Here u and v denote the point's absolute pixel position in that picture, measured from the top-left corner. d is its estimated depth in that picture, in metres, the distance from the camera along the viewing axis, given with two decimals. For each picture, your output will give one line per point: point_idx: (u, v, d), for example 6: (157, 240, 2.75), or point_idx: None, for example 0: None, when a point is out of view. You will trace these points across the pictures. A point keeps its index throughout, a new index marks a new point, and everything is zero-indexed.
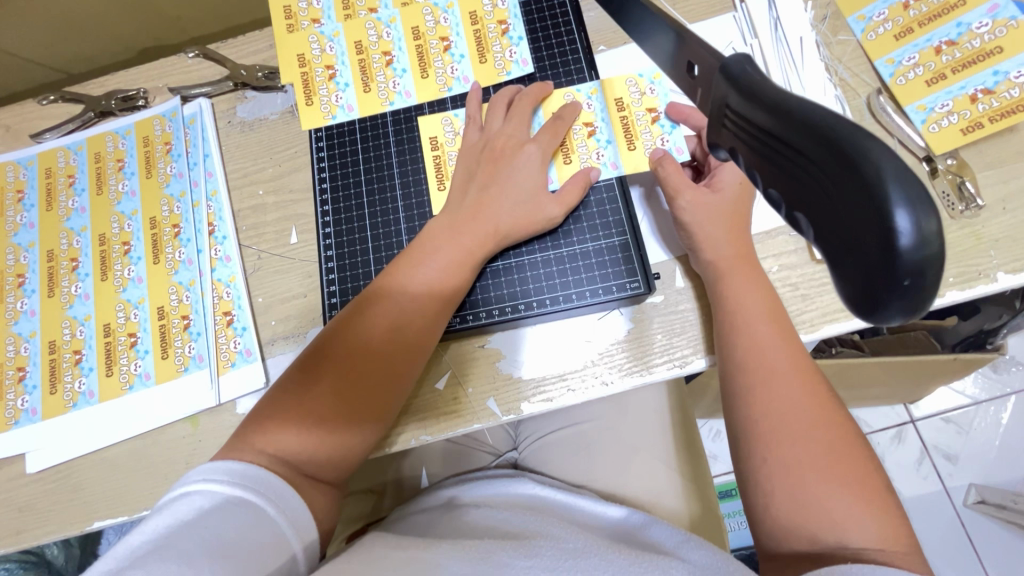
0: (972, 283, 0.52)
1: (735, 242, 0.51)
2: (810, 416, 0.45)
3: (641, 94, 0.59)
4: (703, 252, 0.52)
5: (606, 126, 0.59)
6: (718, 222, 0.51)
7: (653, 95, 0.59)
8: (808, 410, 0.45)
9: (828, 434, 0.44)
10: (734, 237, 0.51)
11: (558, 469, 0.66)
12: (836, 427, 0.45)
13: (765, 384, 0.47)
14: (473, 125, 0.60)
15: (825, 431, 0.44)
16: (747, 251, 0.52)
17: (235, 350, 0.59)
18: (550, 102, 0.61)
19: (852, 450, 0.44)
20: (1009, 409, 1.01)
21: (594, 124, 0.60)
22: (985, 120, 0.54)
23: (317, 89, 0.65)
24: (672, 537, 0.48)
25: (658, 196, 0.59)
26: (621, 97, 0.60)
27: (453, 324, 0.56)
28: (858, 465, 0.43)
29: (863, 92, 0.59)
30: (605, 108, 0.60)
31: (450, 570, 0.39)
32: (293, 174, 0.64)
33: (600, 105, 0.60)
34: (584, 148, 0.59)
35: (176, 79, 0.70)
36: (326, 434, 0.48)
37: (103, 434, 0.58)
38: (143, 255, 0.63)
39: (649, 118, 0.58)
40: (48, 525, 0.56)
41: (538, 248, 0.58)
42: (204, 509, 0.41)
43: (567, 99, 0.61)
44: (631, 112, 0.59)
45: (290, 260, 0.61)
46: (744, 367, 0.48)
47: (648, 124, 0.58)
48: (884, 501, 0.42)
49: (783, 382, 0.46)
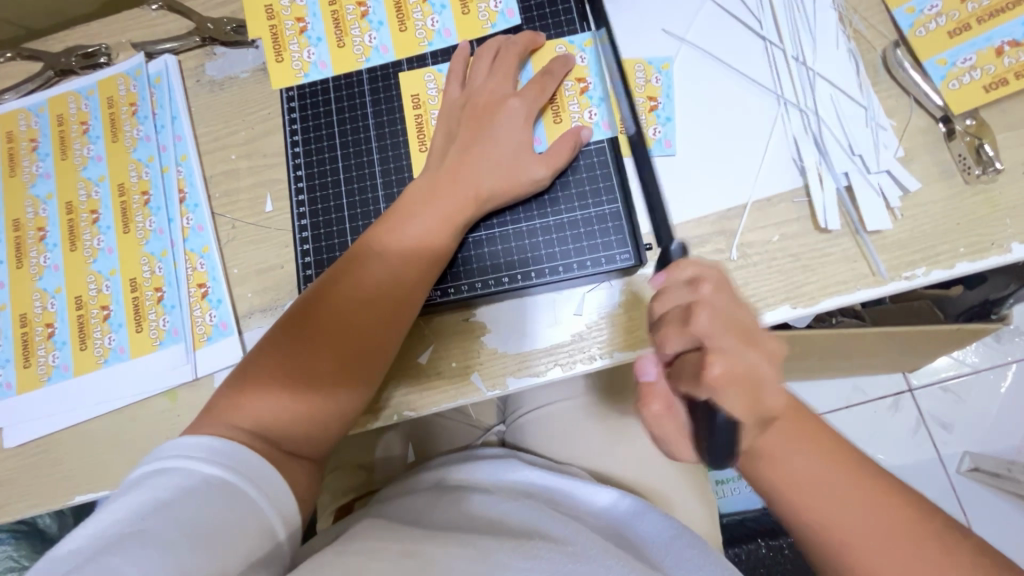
0: (984, 253, 0.49)
1: (747, 407, 0.36)
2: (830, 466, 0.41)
3: (646, 81, 0.55)
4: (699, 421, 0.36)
5: (599, 82, 0.56)
6: (719, 389, 0.35)
7: (656, 85, 0.55)
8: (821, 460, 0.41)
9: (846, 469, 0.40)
10: (746, 399, 0.36)
11: (546, 446, 0.65)
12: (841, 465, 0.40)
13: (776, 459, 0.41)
14: (456, 80, 0.56)
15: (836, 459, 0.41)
16: (755, 408, 0.37)
17: (211, 323, 0.57)
18: (540, 55, 0.57)
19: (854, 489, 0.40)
20: (1009, 378, 0.99)
21: (587, 80, 0.56)
22: (1010, 75, 0.50)
23: (288, 43, 0.60)
24: (663, 532, 0.51)
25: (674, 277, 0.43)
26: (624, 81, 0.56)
27: (434, 297, 0.54)
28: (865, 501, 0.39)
29: (880, 45, 0.54)
30: (602, 61, 0.56)
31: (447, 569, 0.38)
32: (266, 137, 0.61)
33: (594, 59, 0.56)
34: (576, 107, 0.55)
35: (139, 34, 0.65)
36: (301, 408, 0.46)
37: (80, 409, 0.57)
38: (112, 224, 0.60)
39: (648, 107, 0.55)
40: (30, 500, 0.55)
41: (523, 216, 0.55)
42: (183, 487, 0.39)
43: (558, 51, 0.57)
44: (632, 77, 0.55)
45: (265, 229, 0.59)
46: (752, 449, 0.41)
47: (646, 112, 0.55)
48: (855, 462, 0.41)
49: (782, 428, 0.41)
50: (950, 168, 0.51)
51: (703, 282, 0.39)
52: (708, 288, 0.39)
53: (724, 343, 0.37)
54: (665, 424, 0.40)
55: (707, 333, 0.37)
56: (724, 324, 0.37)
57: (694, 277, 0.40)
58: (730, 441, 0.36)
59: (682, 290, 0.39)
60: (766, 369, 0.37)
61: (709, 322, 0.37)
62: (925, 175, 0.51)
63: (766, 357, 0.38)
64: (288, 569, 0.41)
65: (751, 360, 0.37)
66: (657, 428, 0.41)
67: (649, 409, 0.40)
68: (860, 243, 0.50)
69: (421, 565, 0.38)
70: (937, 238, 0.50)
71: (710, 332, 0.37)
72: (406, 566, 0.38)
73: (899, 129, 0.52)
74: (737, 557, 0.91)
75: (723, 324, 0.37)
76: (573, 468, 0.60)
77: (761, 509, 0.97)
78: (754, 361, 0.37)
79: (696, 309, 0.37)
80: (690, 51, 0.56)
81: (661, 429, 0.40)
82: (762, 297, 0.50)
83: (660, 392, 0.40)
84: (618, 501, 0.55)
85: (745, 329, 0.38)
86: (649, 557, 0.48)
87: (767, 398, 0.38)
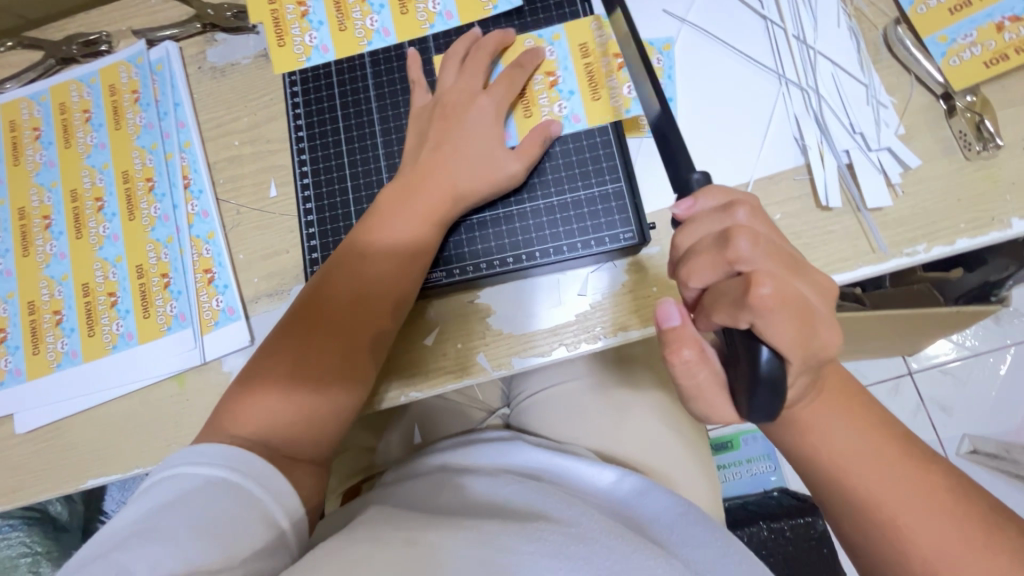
0: (984, 229, 0.49)
1: (796, 341, 0.34)
2: (855, 440, 0.40)
3: None
4: (741, 360, 0.35)
5: (639, 56, 0.54)
6: (769, 314, 0.33)
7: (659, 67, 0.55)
8: (847, 431, 0.41)
9: (880, 449, 0.40)
10: (794, 329, 0.33)
11: (550, 428, 0.65)
12: (860, 436, 0.41)
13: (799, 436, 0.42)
14: (424, 86, 0.57)
15: (861, 431, 0.41)
16: (807, 343, 0.34)
17: (218, 308, 0.57)
18: (575, 29, 0.56)
19: (872, 459, 0.40)
20: (1008, 360, 1.00)
21: None
22: (1011, 51, 0.50)
23: (289, 28, 0.60)
24: (669, 509, 0.52)
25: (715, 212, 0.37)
26: (585, 43, 0.55)
27: (439, 279, 0.54)
28: (882, 472, 0.39)
29: (881, 23, 0.54)
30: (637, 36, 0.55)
31: (457, 556, 0.39)
32: (269, 123, 0.61)
33: (632, 32, 0.55)
34: (615, 83, 0.54)
35: (140, 21, 0.65)
36: (304, 404, 0.47)
37: (90, 395, 0.57)
38: (117, 210, 0.61)
39: None
40: (43, 484, 0.56)
41: (527, 198, 0.55)
42: (183, 489, 0.40)
43: (593, 27, 0.55)
44: (594, 53, 0.55)
45: (269, 215, 0.59)
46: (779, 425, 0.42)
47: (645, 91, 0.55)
48: (871, 434, 0.41)
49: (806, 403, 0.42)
50: (951, 146, 0.51)
51: (736, 206, 0.37)
52: (744, 213, 0.36)
53: (769, 265, 0.34)
54: (697, 372, 0.38)
55: (752, 256, 0.34)
56: (765, 247, 0.35)
57: (725, 203, 0.37)
58: (776, 386, 0.34)
59: (715, 216, 0.37)
60: (811, 298, 0.35)
61: (752, 246, 0.34)
62: (926, 152, 0.51)
63: (811, 286, 0.36)
64: (297, 557, 0.42)
65: (798, 285, 0.35)
66: (691, 379, 0.38)
67: (681, 355, 0.38)
68: (862, 220, 0.51)
69: (428, 553, 0.39)
70: (938, 215, 0.50)
71: (759, 256, 0.34)
72: (414, 553, 0.39)
73: (900, 106, 0.52)
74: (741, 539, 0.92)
75: (768, 247, 0.35)
76: (576, 447, 0.61)
77: (763, 493, 1.01)
78: (801, 287, 0.35)
79: (735, 233, 0.35)
80: (691, 32, 0.56)
81: (696, 378, 0.38)
82: None
83: (690, 336, 0.38)
84: (621, 481, 0.55)
85: (788, 255, 0.36)
86: (653, 533, 0.49)
87: (818, 335, 0.35)
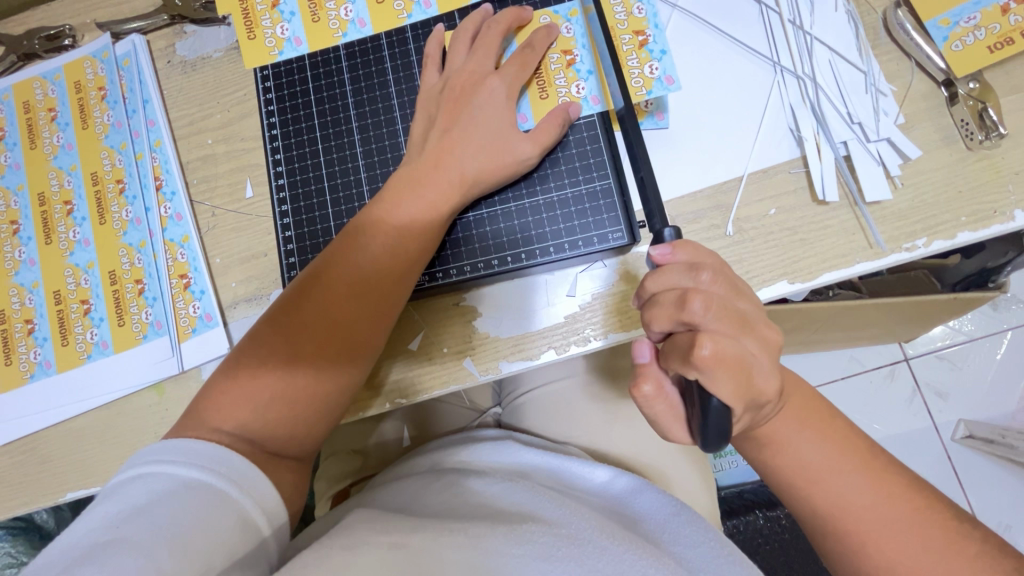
0: (985, 222, 0.47)
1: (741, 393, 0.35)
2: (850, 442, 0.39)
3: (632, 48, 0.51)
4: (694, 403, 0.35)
5: (660, 34, 0.52)
6: (713, 373, 0.34)
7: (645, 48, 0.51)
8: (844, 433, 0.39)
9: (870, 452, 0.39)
10: (739, 382, 0.34)
11: (541, 428, 0.64)
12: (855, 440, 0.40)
13: (783, 443, 0.41)
14: (433, 65, 0.54)
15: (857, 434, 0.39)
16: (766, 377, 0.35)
17: (195, 315, 0.55)
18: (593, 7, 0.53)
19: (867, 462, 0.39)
20: (1004, 345, 0.99)
21: (646, 32, 0.52)
22: (1015, 35, 0.48)
23: (260, 19, 0.57)
24: (661, 509, 0.51)
25: (670, 269, 0.38)
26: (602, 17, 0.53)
27: (422, 284, 0.52)
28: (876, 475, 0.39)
29: (880, 6, 0.52)
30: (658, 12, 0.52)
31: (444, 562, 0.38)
32: (244, 120, 0.58)
33: (652, 10, 0.52)
34: (635, 63, 0.51)
35: (105, 13, 0.62)
36: (287, 408, 0.45)
37: (64, 408, 0.55)
38: (87, 215, 0.58)
39: (645, 78, 0.50)
40: (19, 498, 0.54)
41: (512, 197, 0.53)
42: (158, 490, 0.38)
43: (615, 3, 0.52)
44: (610, 13, 0.52)
45: (245, 217, 0.57)
46: (771, 431, 0.41)
47: (636, 50, 0.51)
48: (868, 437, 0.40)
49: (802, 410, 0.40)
50: (951, 135, 0.49)
51: (703, 269, 0.37)
52: (708, 276, 0.37)
53: (720, 327, 0.35)
54: (655, 405, 0.38)
55: (703, 319, 0.35)
56: (720, 310, 0.36)
57: (695, 261, 0.38)
58: (723, 425, 0.34)
59: (681, 274, 0.37)
60: (755, 355, 0.36)
61: (705, 311, 0.35)
62: (925, 142, 0.49)
63: (760, 343, 0.37)
64: (278, 564, 0.40)
65: (745, 346, 0.36)
66: (649, 410, 0.39)
67: (641, 390, 0.38)
68: (859, 214, 0.49)
69: (414, 560, 0.38)
70: (939, 207, 0.48)
71: (711, 318, 0.35)
72: (398, 560, 0.37)
73: (899, 94, 0.50)
74: (736, 528, 0.92)
75: (722, 310, 0.36)
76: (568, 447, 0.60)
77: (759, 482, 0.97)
78: (748, 347, 0.36)
79: (691, 296, 0.36)
80: (683, 18, 0.54)
81: (653, 410, 0.39)
82: (761, 272, 0.49)
83: (654, 373, 0.38)
84: (614, 480, 0.54)
85: (742, 316, 0.37)
86: (647, 532, 0.49)
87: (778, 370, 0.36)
